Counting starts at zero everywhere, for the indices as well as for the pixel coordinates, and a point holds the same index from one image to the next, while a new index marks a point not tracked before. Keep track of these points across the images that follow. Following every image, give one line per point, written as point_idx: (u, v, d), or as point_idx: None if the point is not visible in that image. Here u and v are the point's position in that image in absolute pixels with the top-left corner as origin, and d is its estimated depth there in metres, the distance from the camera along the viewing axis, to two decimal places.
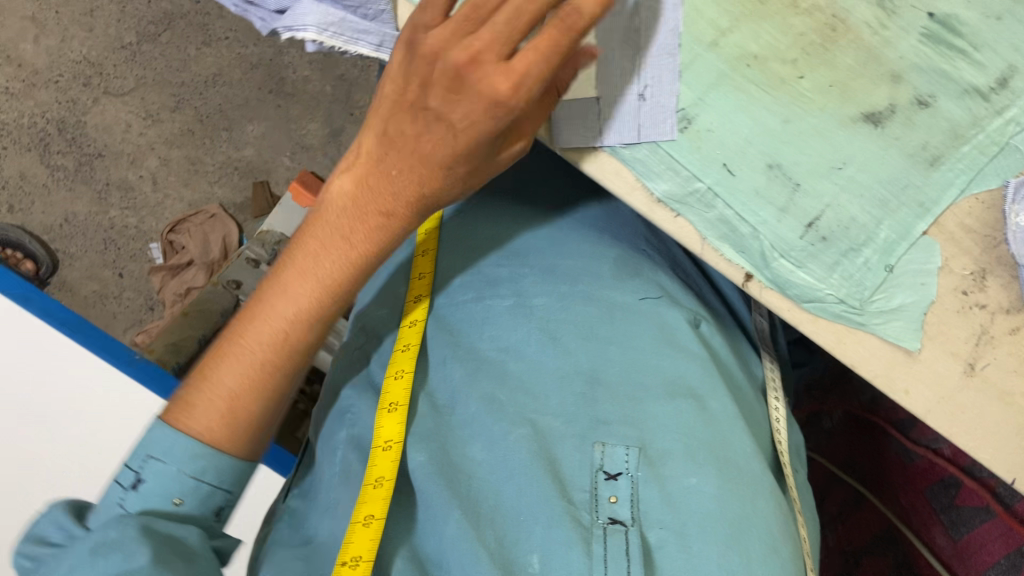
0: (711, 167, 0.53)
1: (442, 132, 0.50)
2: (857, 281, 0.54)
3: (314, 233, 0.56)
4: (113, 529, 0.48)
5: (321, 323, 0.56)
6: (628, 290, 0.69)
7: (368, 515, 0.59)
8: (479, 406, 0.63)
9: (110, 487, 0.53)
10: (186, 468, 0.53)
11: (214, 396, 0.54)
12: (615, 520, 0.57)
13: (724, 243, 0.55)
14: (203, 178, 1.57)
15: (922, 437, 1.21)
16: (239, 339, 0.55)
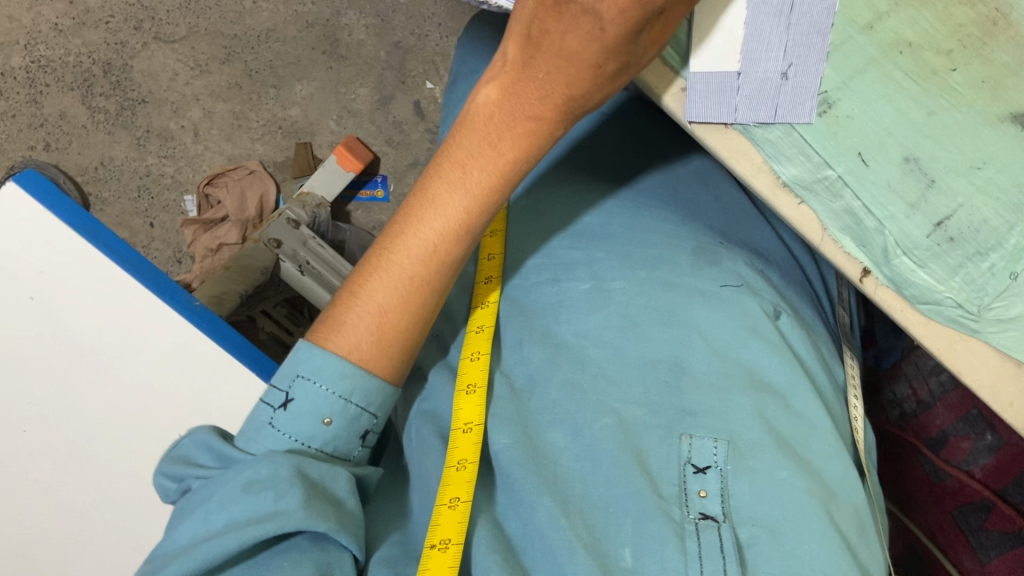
0: (846, 155, 0.51)
1: (590, 26, 0.51)
2: (978, 287, 0.53)
3: (462, 144, 0.60)
4: (265, 467, 0.56)
5: (463, 234, 0.61)
6: (708, 278, 0.66)
7: (453, 498, 0.60)
8: (560, 392, 0.62)
9: (262, 407, 0.61)
10: (337, 389, 0.59)
11: (369, 310, 0.61)
12: (706, 515, 0.56)
13: (845, 235, 0.54)
14: (246, 134, 1.53)
15: (952, 457, 1.11)
16: (389, 256, 0.61)
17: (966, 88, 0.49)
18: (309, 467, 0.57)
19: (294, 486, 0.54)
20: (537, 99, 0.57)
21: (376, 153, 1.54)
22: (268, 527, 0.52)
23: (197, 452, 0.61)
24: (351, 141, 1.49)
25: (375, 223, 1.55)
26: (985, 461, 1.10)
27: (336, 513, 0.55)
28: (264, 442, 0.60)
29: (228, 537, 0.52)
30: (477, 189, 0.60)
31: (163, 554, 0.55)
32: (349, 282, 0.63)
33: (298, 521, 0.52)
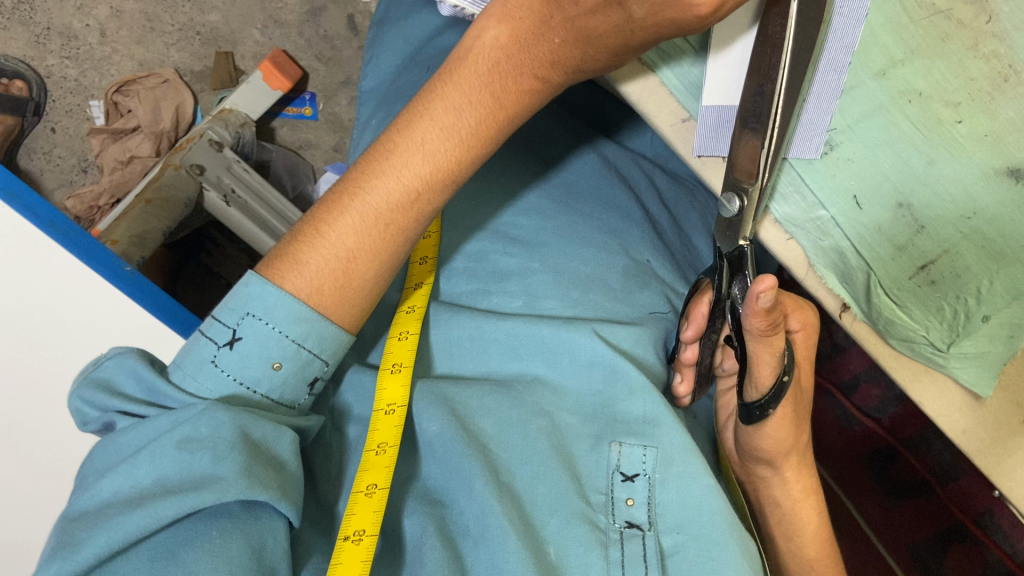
0: (840, 197, 0.50)
1: (618, 21, 0.40)
2: (951, 326, 0.53)
3: (458, 80, 0.45)
4: (205, 423, 0.41)
5: (450, 184, 0.46)
6: (636, 305, 0.60)
7: (370, 485, 0.50)
8: (484, 391, 0.54)
9: (201, 341, 0.44)
10: (289, 331, 0.44)
11: (330, 259, 0.44)
12: (632, 523, 0.50)
13: (830, 271, 0.54)
14: (158, 38, 1.39)
15: (864, 403, 1.11)
16: (361, 194, 0.45)
17: (967, 141, 0.48)
18: (250, 423, 0.43)
19: (239, 447, 0.41)
20: (545, 59, 0.44)
21: (305, 69, 1.46)
22: (206, 495, 0.39)
23: (122, 380, 0.44)
24: (278, 55, 1.40)
25: (301, 141, 1.50)
26: (892, 411, 1.09)
27: (278, 478, 0.42)
28: (204, 383, 0.44)
29: (158, 504, 0.39)
30: (474, 138, 0.45)
31: (77, 511, 0.41)
32: (308, 217, 0.46)
33: (239, 490, 0.40)
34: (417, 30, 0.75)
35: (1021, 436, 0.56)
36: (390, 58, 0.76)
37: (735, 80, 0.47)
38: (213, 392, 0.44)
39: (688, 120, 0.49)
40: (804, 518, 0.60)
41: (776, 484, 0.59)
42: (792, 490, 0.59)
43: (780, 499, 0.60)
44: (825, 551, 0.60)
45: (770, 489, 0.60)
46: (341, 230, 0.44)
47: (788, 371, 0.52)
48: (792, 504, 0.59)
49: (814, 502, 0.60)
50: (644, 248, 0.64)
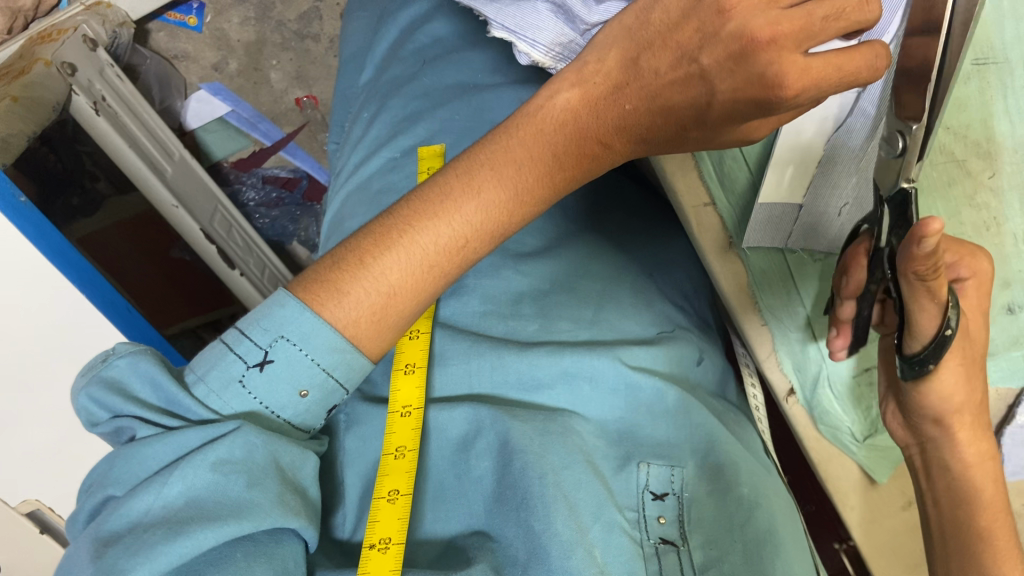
0: (821, 299, 0.55)
1: (699, 91, 0.44)
2: (873, 424, 0.59)
3: (520, 139, 0.50)
4: (239, 448, 0.49)
5: (496, 235, 0.52)
6: (644, 323, 0.64)
7: (393, 490, 0.56)
8: (524, 412, 0.57)
9: (229, 358, 0.51)
10: (323, 360, 0.51)
11: (375, 290, 0.50)
12: (666, 539, 0.53)
13: (787, 359, 0.56)
14: None
15: None
16: (411, 234, 0.50)
17: None
18: (279, 450, 0.51)
19: (270, 475, 0.49)
20: (613, 124, 0.48)
21: None
22: (246, 523, 0.47)
23: (138, 385, 0.51)
24: None
25: (178, 50, 1.40)
26: None
27: (303, 505, 0.51)
28: (227, 400, 0.51)
29: (199, 535, 0.46)
30: (526, 195, 0.50)
31: (110, 531, 0.47)
32: (354, 244, 0.52)
33: (274, 517, 0.48)
34: (405, 17, 0.77)
35: None
36: (384, 40, 0.79)
37: (790, 181, 0.51)
38: (237, 411, 0.51)
39: (708, 207, 0.54)
40: (979, 481, 0.50)
41: (944, 443, 0.51)
42: (966, 453, 0.50)
43: (949, 462, 0.51)
44: (1007, 521, 0.49)
45: (939, 451, 0.51)
46: (388, 265, 0.50)
47: (951, 326, 0.45)
48: (963, 468, 0.50)
49: (989, 466, 0.51)
50: (642, 265, 0.68)
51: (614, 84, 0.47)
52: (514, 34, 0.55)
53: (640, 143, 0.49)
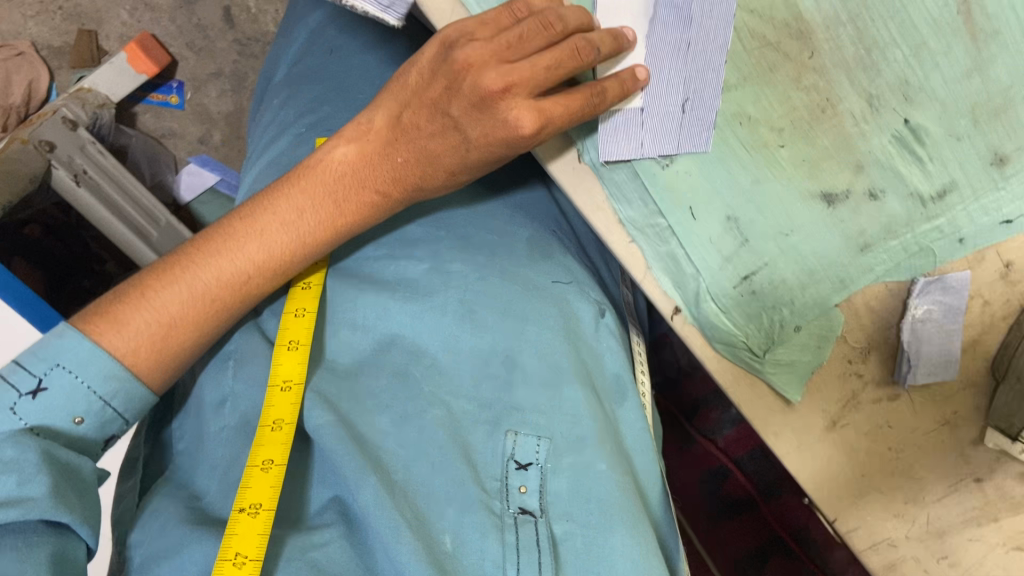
0: (678, 208, 0.55)
1: (457, 141, 0.58)
2: (768, 335, 0.59)
3: (296, 191, 0.62)
4: (12, 448, 0.52)
5: (275, 276, 0.63)
6: (540, 272, 0.72)
7: (266, 460, 0.61)
8: (390, 379, 0.65)
9: (3, 387, 0.55)
10: (99, 389, 0.56)
11: (156, 320, 0.58)
12: (525, 510, 0.61)
13: (664, 274, 0.58)
14: (16, 9, 1.38)
15: (703, 425, 1.30)
16: (197, 269, 0.60)
17: (789, 163, 0.54)
18: (55, 449, 0.55)
19: (41, 471, 0.52)
20: (387, 179, 0.62)
21: (175, 56, 1.44)
22: (11, 513, 0.50)
23: None
24: (146, 38, 1.37)
25: (165, 129, 1.47)
26: (727, 432, 1.28)
27: (81, 504, 0.54)
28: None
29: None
30: (306, 237, 0.62)
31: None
32: (137, 281, 0.60)
33: (45, 509, 0.51)
34: None
35: (823, 440, 0.63)
36: None
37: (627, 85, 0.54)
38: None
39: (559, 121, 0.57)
40: None
41: None
42: None
43: None
44: None
45: None
46: (170, 297, 0.58)
47: None
48: None
49: None
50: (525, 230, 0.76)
51: (422, 103, 0.58)
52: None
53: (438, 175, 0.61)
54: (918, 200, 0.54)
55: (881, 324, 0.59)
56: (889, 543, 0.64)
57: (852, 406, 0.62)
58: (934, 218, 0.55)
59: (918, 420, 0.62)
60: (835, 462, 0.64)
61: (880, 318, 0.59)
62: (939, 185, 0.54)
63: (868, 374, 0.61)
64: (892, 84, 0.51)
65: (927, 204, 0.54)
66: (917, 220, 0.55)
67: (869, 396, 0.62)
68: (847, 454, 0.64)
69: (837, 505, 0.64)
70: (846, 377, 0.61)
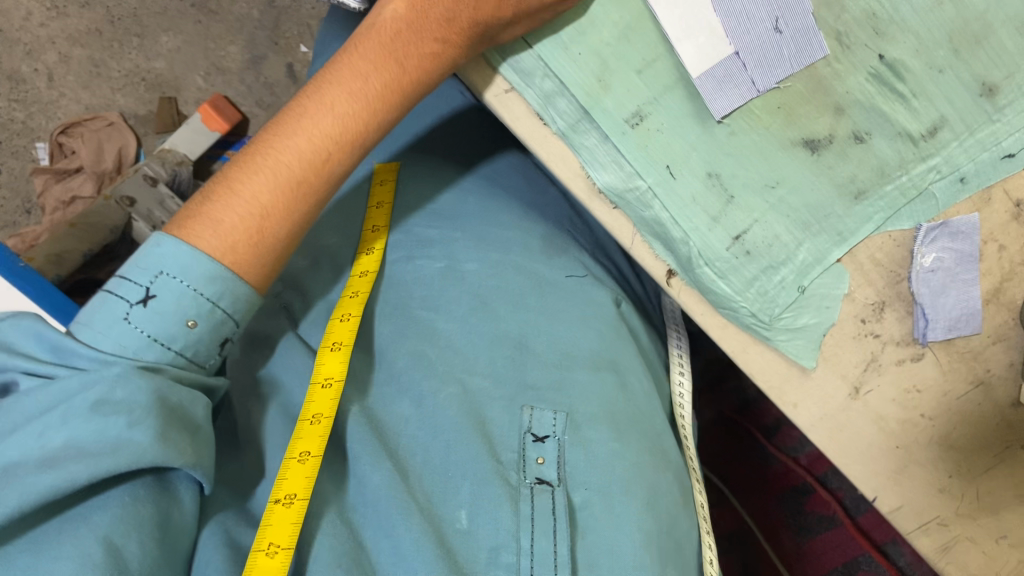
0: (655, 167, 0.54)
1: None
2: (771, 299, 0.57)
3: (361, 56, 0.56)
4: (122, 387, 0.46)
5: (352, 148, 0.57)
6: (556, 267, 0.72)
7: (304, 452, 0.59)
8: (407, 362, 0.64)
9: (113, 300, 0.51)
10: (204, 288, 0.51)
11: (247, 211, 0.53)
12: (541, 480, 0.59)
13: (656, 241, 0.57)
14: (105, 83, 1.49)
15: (783, 444, 1.23)
16: (275, 156, 0.54)
17: (763, 112, 0.53)
18: (166, 392, 0.48)
19: (150, 415, 0.46)
20: (441, 17, 0.54)
21: (245, 113, 1.52)
22: (122, 459, 0.44)
23: (25, 340, 0.48)
24: (218, 99, 1.46)
25: None
26: (811, 448, 1.22)
27: (194, 444, 0.48)
28: (113, 338, 0.50)
29: (70, 467, 0.43)
30: (376, 101, 0.56)
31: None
32: (216, 186, 0.55)
33: (153, 456, 0.45)
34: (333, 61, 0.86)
35: (849, 408, 0.59)
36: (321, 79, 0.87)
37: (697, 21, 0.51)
38: (121, 347, 0.49)
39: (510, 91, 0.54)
40: None
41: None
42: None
43: None
44: None
45: None
46: (259, 185, 0.54)
47: None
48: None
49: None
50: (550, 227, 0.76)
51: None
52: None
53: (469, 32, 0.53)
54: (908, 140, 0.53)
55: (892, 279, 0.57)
56: (939, 522, 0.59)
57: (873, 370, 0.59)
58: (928, 156, 0.53)
59: (949, 382, 0.58)
60: (866, 434, 0.59)
61: (889, 272, 0.57)
62: (928, 122, 0.52)
63: (885, 333, 0.58)
64: (862, 18, 0.50)
65: (918, 143, 0.53)
66: (910, 161, 0.53)
67: (890, 358, 0.58)
68: (877, 424, 0.59)
69: (876, 484, 0.60)
70: (862, 336, 0.58)
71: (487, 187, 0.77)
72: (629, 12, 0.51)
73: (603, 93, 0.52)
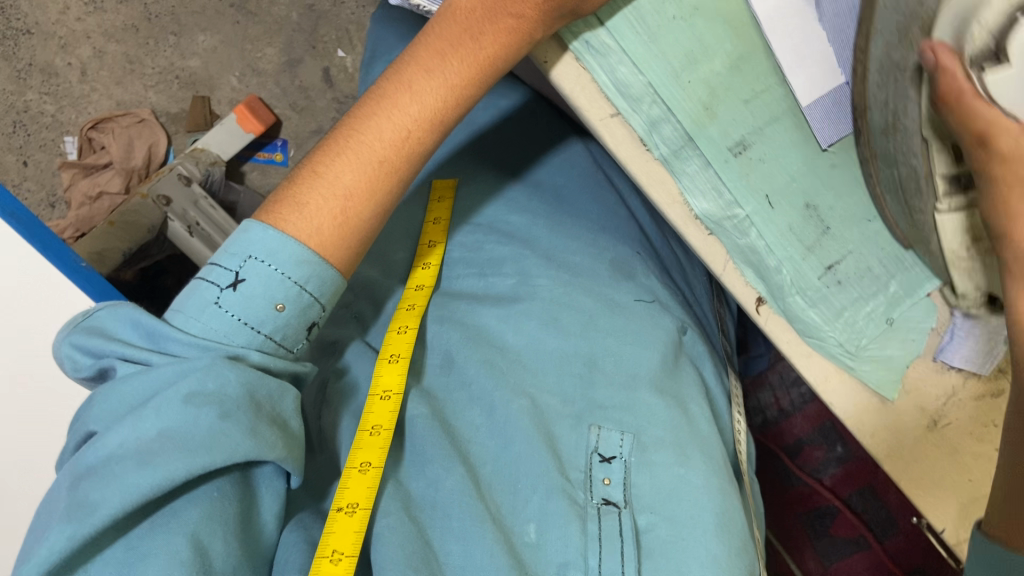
0: (755, 196, 0.55)
1: None
2: (860, 330, 0.58)
3: (440, 33, 0.53)
4: (209, 374, 0.45)
5: (435, 126, 0.54)
6: (624, 291, 0.71)
7: (365, 462, 0.58)
8: (478, 368, 0.64)
9: (203, 285, 0.49)
10: (293, 274, 0.49)
11: (331, 193, 0.51)
12: (608, 501, 0.59)
13: (747, 267, 0.57)
14: (138, 80, 1.48)
15: (808, 463, 1.20)
16: (360, 137, 0.52)
17: None
18: (255, 383, 0.46)
19: (242, 407, 0.45)
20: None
21: (279, 116, 1.52)
22: (218, 456, 0.42)
23: (118, 325, 0.48)
24: (253, 101, 1.46)
25: (270, 186, 1.53)
26: (834, 471, 1.18)
27: (283, 438, 0.47)
28: (207, 324, 0.48)
29: (169, 461, 0.41)
30: (456, 82, 0.54)
31: (84, 466, 0.43)
32: (303, 167, 0.53)
33: (246, 449, 0.44)
34: None
35: (924, 440, 0.59)
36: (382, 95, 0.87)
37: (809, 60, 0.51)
38: (218, 334, 0.48)
39: (617, 116, 0.53)
40: None
41: None
42: None
43: None
44: None
45: None
46: (343, 166, 0.52)
47: None
48: None
49: None
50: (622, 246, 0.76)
51: None
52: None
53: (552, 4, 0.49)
54: None
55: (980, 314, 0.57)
56: None
57: (952, 404, 0.58)
58: None
59: None
60: (941, 468, 0.59)
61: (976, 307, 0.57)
62: None
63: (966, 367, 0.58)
64: None
65: None
66: None
67: (969, 393, 0.58)
68: (951, 458, 0.59)
69: (945, 515, 0.59)
70: (944, 371, 0.58)
71: (551, 203, 0.77)
72: (743, 44, 0.51)
73: (709, 120, 0.53)
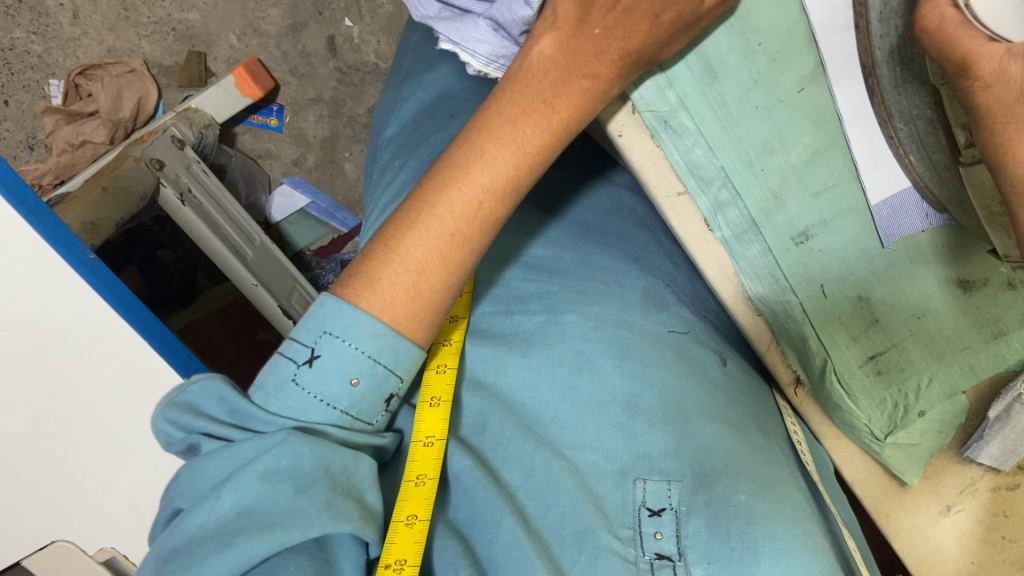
0: (810, 286, 0.54)
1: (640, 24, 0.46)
2: (890, 420, 0.58)
3: (513, 95, 0.49)
4: (284, 454, 0.44)
5: (510, 194, 0.51)
6: (659, 323, 0.67)
7: (411, 515, 0.54)
8: (516, 430, 0.60)
9: (282, 361, 0.49)
10: (367, 348, 0.48)
11: (402, 270, 0.49)
12: (662, 555, 0.55)
13: (790, 349, 0.57)
14: (132, 28, 1.39)
15: None
16: (430, 209, 0.49)
17: (932, 252, 0.54)
18: (331, 456, 0.46)
19: (320, 480, 0.44)
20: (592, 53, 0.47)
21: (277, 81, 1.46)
22: (296, 533, 0.42)
23: (207, 401, 0.47)
24: (254, 64, 1.39)
25: (263, 149, 1.50)
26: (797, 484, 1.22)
27: (360, 509, 0.45)
28: (286, 402, 0.48)
29: (251, 541, 0.41)
30: (529, 150, 0.50)
31: (168, 550, 0.43)
32: (378, 237, 0.50)
33: (325, 524, 0.43)
34: (431, 82, 0.82)
35: (939, 524, 0.61)
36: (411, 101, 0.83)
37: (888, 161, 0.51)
38: (296, 411, 0.48)
39: (683, 195, 0.53)
40: None
41: None
42: None
43: None
44: None
45: None
46: (414, 239, 0.49)
47: None
48: None
49: None
50: (662, 278, 0.73)
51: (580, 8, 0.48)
52: (459, 47, 0.51)
53: (628, 58, 0.47)
54: None
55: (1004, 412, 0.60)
56: None
57: (968, 493, 0.61)
58: None
59: None
60: (951, 552, 0.61)
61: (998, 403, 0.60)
62: None
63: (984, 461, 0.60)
64: None
65: None
66: None
67: (986, 484, 0.60)
68: (959, 542, 0.61)
69: None
70: (964, 463, 0.61)
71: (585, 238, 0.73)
72: (823, 138, 0.50)
73: (777, 208, 0.52)
